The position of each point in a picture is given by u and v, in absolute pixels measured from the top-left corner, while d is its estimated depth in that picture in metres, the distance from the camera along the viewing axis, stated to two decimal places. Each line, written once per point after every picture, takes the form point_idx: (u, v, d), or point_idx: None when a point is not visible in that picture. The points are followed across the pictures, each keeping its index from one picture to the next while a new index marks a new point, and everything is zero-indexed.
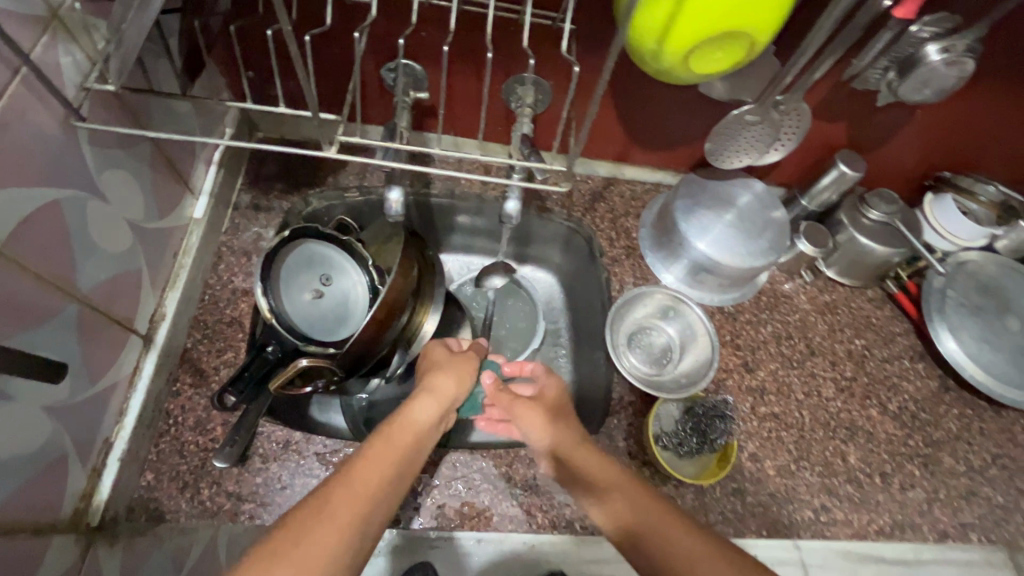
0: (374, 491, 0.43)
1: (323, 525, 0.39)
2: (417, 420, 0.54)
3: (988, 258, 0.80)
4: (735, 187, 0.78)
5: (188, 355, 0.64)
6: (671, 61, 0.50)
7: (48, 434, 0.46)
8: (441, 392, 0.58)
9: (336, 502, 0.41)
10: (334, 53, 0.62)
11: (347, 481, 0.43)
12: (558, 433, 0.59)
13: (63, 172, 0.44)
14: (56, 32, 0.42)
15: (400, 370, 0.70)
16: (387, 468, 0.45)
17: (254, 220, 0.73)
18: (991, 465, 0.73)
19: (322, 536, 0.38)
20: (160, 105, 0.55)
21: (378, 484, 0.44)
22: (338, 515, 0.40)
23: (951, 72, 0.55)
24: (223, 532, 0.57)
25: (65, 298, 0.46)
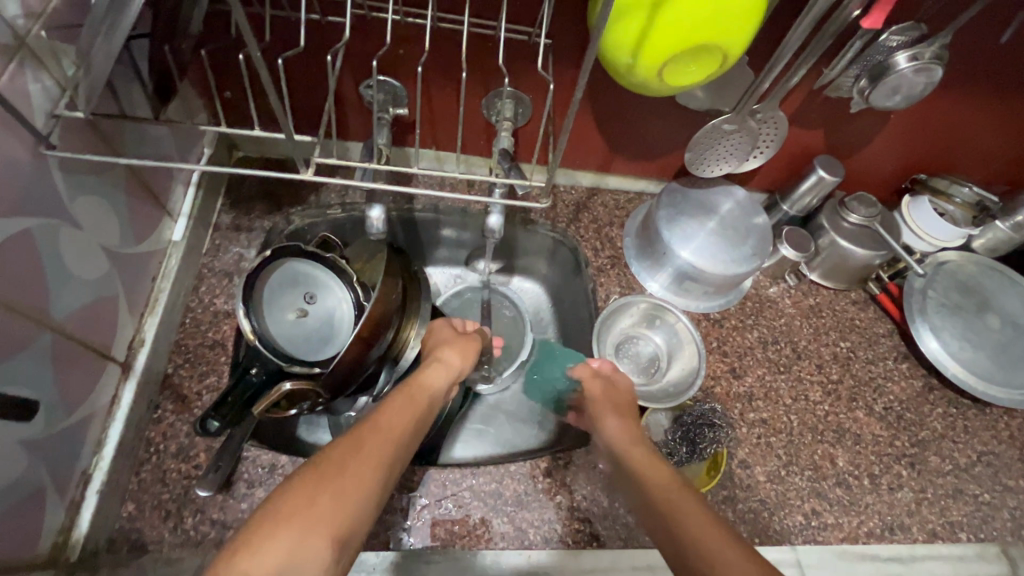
0: (402, 438, 0.45)
1: (360, 457, 0.41)
2: (431, 387, 0.56)
3: (965, 258, 0.82)
4: (717, 194, 0.79)
5: (170, 381, 0.63)
6: (645, 74, 0.50)
7: (23, 468, 0.44)
8: (448, 363, 0.60)
9: (371, 438, 0.43)
10: (312, 72, 0.61)
11: (376, 425, 0.45)
12: (598, 415, 0.60)
13: (32, 200, 0.43)
14: (24, 59, 0.41)
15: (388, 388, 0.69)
16: (409, 417, 0.48)
17: (235, 240, 0.72)
18: (977, 463, 0.73)
19: (363, 465, 0.40)
20: (136, 128, 0.54)
21: (404, 428, 0.46)
22: (372, 451, 0.41)
23: (921, 79, 0.56)
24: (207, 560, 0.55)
25: (38, 329, 0.45)
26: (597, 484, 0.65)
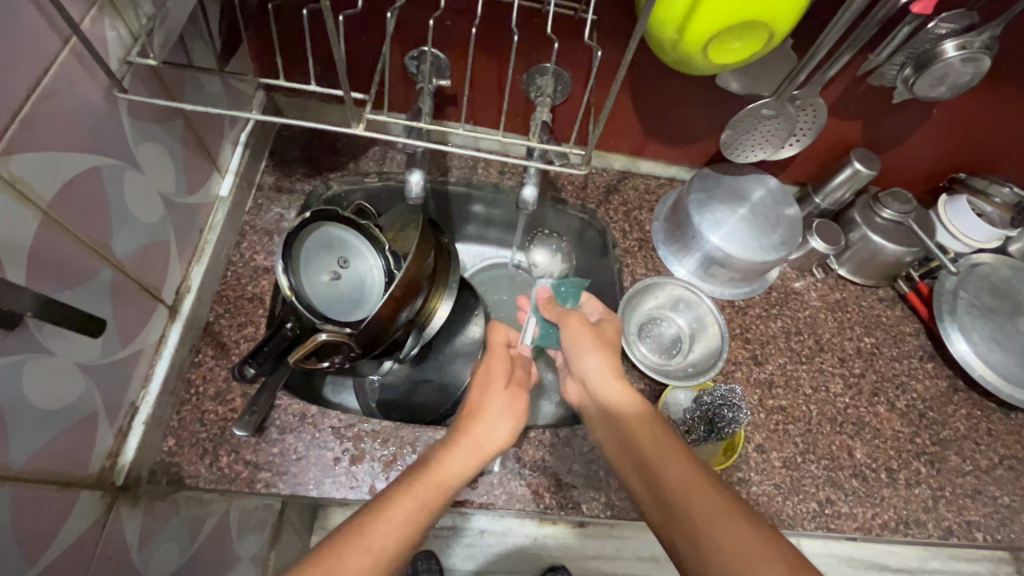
0: (401, 541, 0.43)
1: (354, 552, 0.40)
2: (451, 474, 0.49)
3: (1000, 261, 0.81)
4: (749, 182, 0.78)
5: (210, 328, 0.66)
6: (689, 50, 0.51)
7: (80, 391, 0.48)
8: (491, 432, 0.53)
9: (391, 510, 0.44)
10: (364, 35, 0.63)
11: (376, 512, 0.43)
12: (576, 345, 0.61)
13: (103, 141, 0.46)
14: (103, 7, 0.44)
15: (413, 352, 0.73)
16: (410, 501, 0.45)
17: (277, 201, 0.74)
18: (999, 466, 0.73)
19: (366, 546, 0.41)
20: (194, 82, 0.57)
21: (415, 514, 0.44)
22: (371, 541, 0.41)
23: (968, 68, 0.57)
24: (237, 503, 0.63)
25: (101, 262, 0.48)
26: None
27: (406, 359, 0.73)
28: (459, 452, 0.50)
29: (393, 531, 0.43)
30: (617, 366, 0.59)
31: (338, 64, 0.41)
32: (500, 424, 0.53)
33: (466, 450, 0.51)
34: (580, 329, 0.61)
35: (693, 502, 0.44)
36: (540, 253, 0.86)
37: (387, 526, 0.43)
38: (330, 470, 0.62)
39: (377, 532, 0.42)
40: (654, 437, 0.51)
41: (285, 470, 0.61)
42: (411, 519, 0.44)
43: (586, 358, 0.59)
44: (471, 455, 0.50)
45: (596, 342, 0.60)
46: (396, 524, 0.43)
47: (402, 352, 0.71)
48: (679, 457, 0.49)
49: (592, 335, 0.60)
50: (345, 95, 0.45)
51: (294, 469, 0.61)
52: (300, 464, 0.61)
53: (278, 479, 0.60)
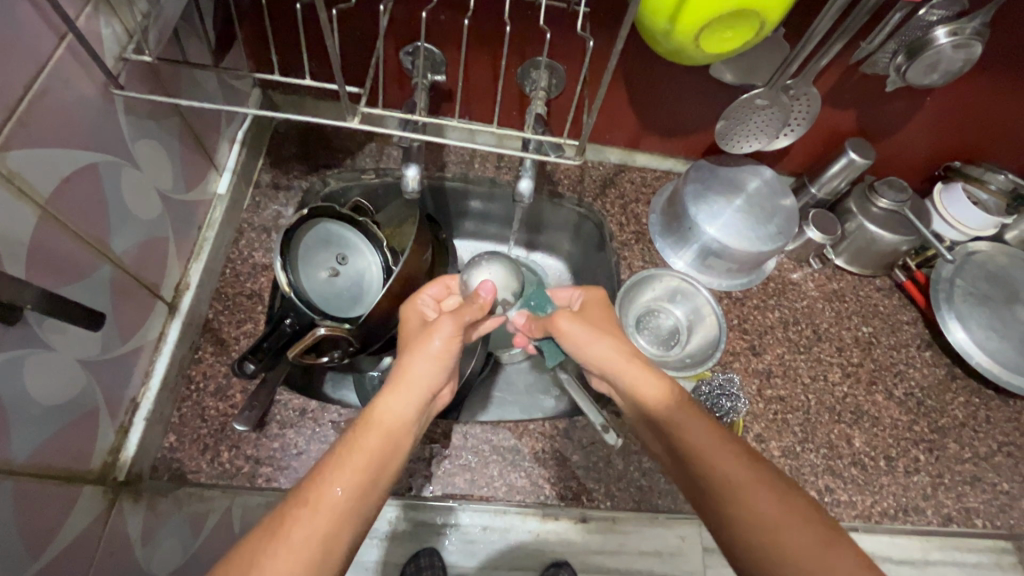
0: (351, 496, 0.42)
1: (304, 512, 0.40)
2: (391, 419, 0.49)
3: (997, 248, 0.81)
4: (745, 172, 0.79)
5: (210, 325, 0.66)
6: (682, 40, 0.51)
7: (81, 387, 0.48)
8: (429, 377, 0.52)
9: (338, 467, 0.44)
10: (358, 30, 0.64)
11: (327, 473, 0.43)
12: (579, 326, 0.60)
13: (101, 138, 0.47)
14: (98, 4, 0.44)
15: (468, 371, 0.71)
16: (357, 456, 0.45)
17: (275, 198, 0.74)
18: (997, 453, 0.73)
19: (318, 508, 0.41)
20: (190, 79, 0.57)
21: (364, 468, 0.44)
22: (323, 500, 0.41)
23: (959, 55, 0.57)
24: (238, 503, 0.59)
25: (100, 258, 0.48)
26: (613, 448, 0.67)
27: None
28: (401, 393, 0.50)
29: (342, 495, 0.42)
30: (631, 349, 0.57)
31: (331, 58, 0.41)
32: (436, 367, 0.52)
33: (409, 391, 0.50)
34: (572, 327, 0.59)
35: (749, 498, 0.44)
36: (487, 269, 0.66)
37: (336, 484, 0.42)
38: None
39: (327, 490, 0.42)
40: (697, 428, 0.50)
41: (287, 464, 0.61)
42: (361, 472, 0.44)
43: (591, 344, 0.58)
44: (412, 393, 0.50)
45: (592, 327, 0.59)
46: (343, 480, 0.43)
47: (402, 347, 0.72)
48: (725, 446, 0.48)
49: (591, 322, 0.60)
50: (339, 89, 0.45)
51: (295, 464, 0.61)
52: (301, 459, 0.62)
53: (279, 473, 0.61)
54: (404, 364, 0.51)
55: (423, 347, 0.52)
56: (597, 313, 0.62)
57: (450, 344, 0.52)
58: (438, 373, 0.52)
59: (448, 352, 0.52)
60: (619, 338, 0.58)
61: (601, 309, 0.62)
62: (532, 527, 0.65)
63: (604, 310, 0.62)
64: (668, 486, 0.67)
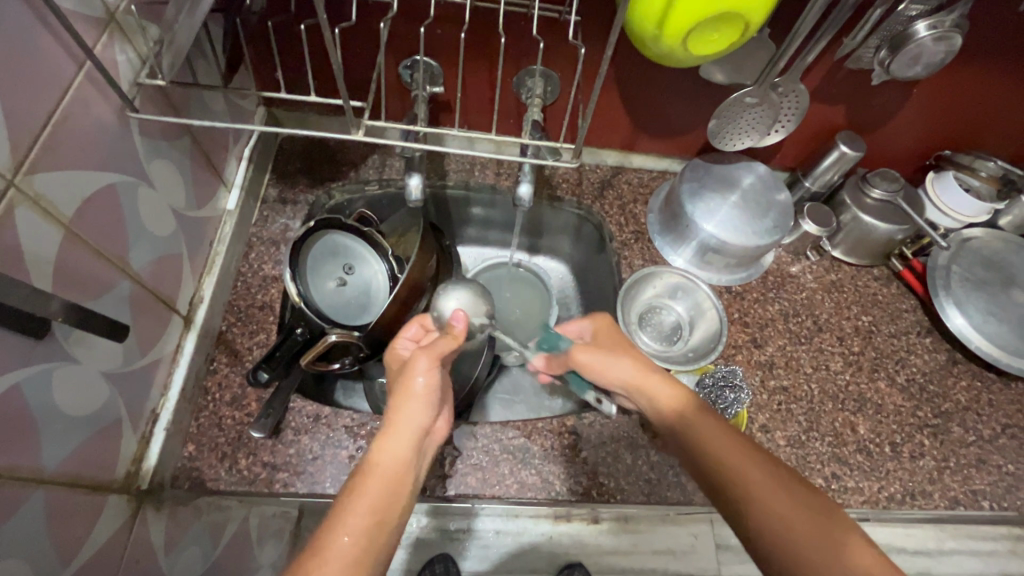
0: (360, 554, 0.40)
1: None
2: (390, 461, 0.46)
3: (992, 234, 0.82)
4: (739, 169, 0.80)
5: (223, 337, 0.68)
6: (670, 44, 0.53)
7: (104, 399, 0.50)
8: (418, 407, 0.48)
9: (340, 524, 0.41)
10: (358, 46, 0.66)
11: (329, 533, 0.40)
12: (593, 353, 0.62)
13: (118, 159, 0.49)
14: (113, 32, 0.47)
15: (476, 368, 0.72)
16: (360, 509, 0.42)
17: (282, 212, 0.77)
18: (1002, 435, 0.74)
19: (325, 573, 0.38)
20: (199, 100, 0.60)
21: (370, 518, 0.42)
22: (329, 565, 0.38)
23: (940, 47, 0.59)
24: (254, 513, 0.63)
25: (119, 274, 0.50)
26: (621, 443, 0.69)
27: None
28: (394, 434, 0.47)
29: (352, 543, 0.40)
30: (647, 364, 0.59)
31: (336, 74, 0.43)
32: (423, 402, 0.48)
33: (403, 431, 0.47)
34: (589, 357, 0.61)
35: (747, 477, 0.46)
36: (452, 296, 0.61)
37: (338, 545, 0.39)
38: (345, 468, 0.63)
39: (332, 555, 0.39)
40: (701, 420, 0.52)
41: (303, 469, 0.63)
42: (366, 524, 0.41)
43: (610, 366, 0.59)
44: (406, 436, 0.47)
45: (610, 351, 0.61)
46: (346, 539, 0.40)
47: None
48: (729, 436, 0.50)
49: (606, 348, 0.61)
50: (344, 104, 0.47)
51: (311, 468, 0.63)
52: (316, 463, 0.63)
53: (296, 478, 0.62)
54: (393, 405, 0.48)
55: (408, 387, 0.48)
56: (609, 337, 0.63)
57: (434, 379, 0.49)
58: (429, 412, 0.49)
59: (433, 390, 0.49)
60: (636, 356, 0.60)
61: (612, 334, 0.63)
62: (543, 530, 0.70)
63: (614, 334, 0.63)
64: (676, 479, 0.68)
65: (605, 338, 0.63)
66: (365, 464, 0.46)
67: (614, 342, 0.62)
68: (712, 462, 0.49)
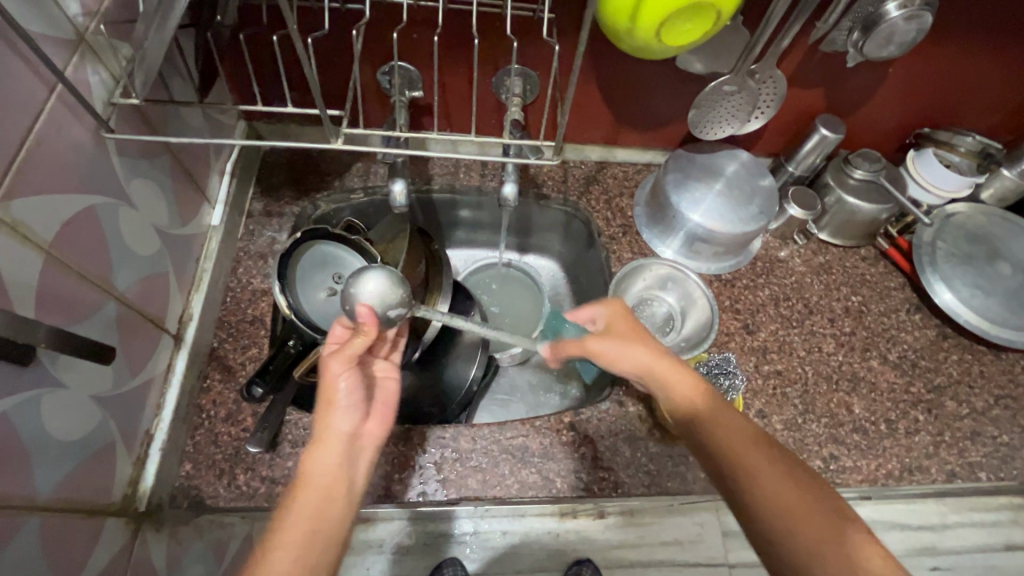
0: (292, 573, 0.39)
1: None
2: (321, 472, 0.44)
3: (975, 208, 0.83)
4: (721, 157, 0.80)
5: (215, 353, 0.67)
6: (644, 37, 0.53)
7: (96, 422, 0.49)
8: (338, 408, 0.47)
9: (275, 548, 0.40)
10: (333, 53, 0.65)
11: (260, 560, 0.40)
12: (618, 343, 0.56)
13: (96, 181, 0.48)
14: (84, 53, 0.46)
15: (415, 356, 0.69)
16: (291, 529, 0.41)
17: (268, 225, 0.76)
18: (995, 406, 0.75)
19: None
20: (176, 116, 0.59)
21: (302, 536, 0.41)
22: None
23: (912, 26, 0.59)
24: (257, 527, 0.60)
25: (104, 296, 0.50)
26: (620, 436, 0.69)
27: None
28: (321, 446, 0.45)
29: (285, 563, 0.40)
30: (663, 352, 0.55)
31: (310, 83, 0.43)
32: (346, 409, 0.47)
33: (327, 442, 0.46)
34: (604, 346, 0.56)
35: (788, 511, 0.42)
36: (368, 282, 0.56)
37: (270, 567, 0.39)
38: None
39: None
40: (760, 460, 0.45)
41: None
42: (300, 543, 0.41)
43: (625, 354, 0.55)
44: (332, 446, 0.46)
45: (624, 340, 0.56)
46: (278, 561, 0.39)
47: None
48: (790, 482, 0.44)
49: (621, 337, 0.57)
50: (321, 113, 0.47)
51: None
52: None
53: None
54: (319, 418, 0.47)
55: (328, 397, 0.47)
56: (622, 323, 0.58)
57: (350, 383, 0.48)
58: (354, 417, 0.47)
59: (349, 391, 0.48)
60: (653, 347, 0.55)
61: (625, 319, 0.58)
62: (548, 526, 0.70)
63: (630, 319, 0.58)
64: (676, 469, 0.68)
65: (625, 326, 0.58)
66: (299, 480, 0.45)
67: (632, 332, 0.57)
68: (755, 499, 0.44)
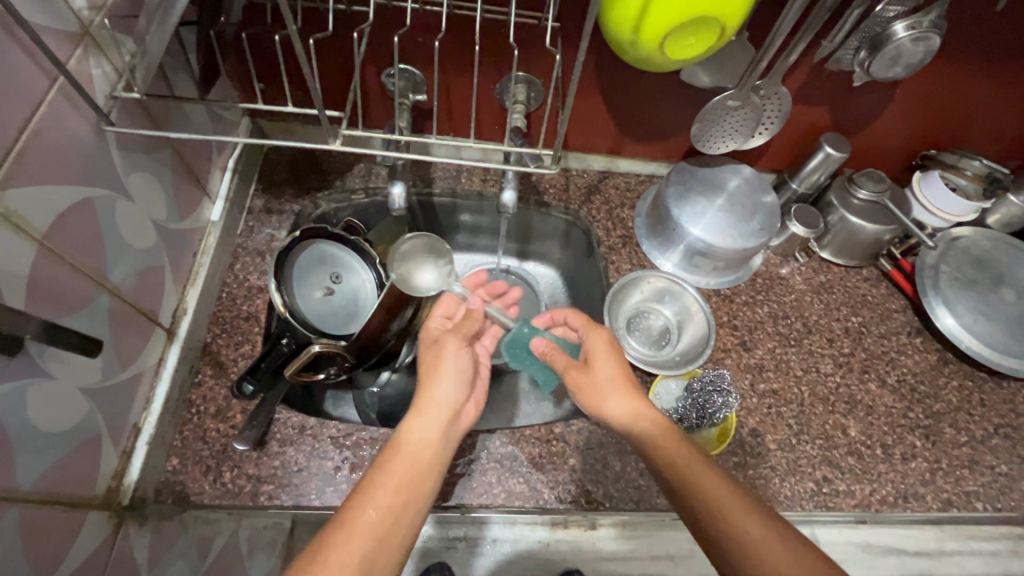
0: (389, 520, 0.44)
1: (341, 548, 0.42)
2: (422, 440, 0.50)
3: (981, 233, 0.82)
4: (724, 172, 0.80)
5: (208, 349, 0.67)
6: (648, 50, 0.53)
7: (82, 414, 0.49)
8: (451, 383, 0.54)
9: (369, 501, 0.45)
10: (337, 54, 0.66)
11: (355, 509, 0.44)
12: (588, 370, 0.58)
13: (94, 174, 0.49)
14: (88, 47, 0.47)
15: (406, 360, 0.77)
16: (387, 486, 0.46)
17: (267, 222, 0.76)
18: (994, 435, 0.73)
19: (351, 541, 0.42)
20: (179, 111, 0.59)
21: (399, 491, 0.46)
22: (355, 541, 0.42)
23: (919, 48, 0.59)
24: (244, 526, 0.60)
25: (98, 288, 0.50)
26: (610, 449, 0.68)
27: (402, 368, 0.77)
28: (425, 414, 0.52)
29: (378, 517, 0.44)
30: (635, 388, 0.56)
31: (311, 86, 0.43)
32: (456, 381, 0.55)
33: (430, 412, 0.52)
34: (583, 384, 0.58)
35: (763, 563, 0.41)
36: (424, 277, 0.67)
37: (365, 514, 0.44)
38: (331, 479, 0.63)
39: (360, 523, 0.43)
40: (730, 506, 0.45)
41: (288, 481, 0.62)
42: (394, 498, 0.45)
43: (610, 401, 0.55)
44: (437, 415, 0.52)
45: (602, 378, 0.57)
46: (374, 509, 0.44)
47: (399, 360, 0.75)
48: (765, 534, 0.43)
49: (602, 375, 0.57)
50: (319, 115, 0.47)
51: (296, 480, 0.62)
52: (302, 475, 0.62)
53: (281, 491, 0.62)
54: (427, 389, 0.54)
55: (434, 372, 0.55)
56: (602, 352, 0.59)
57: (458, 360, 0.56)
58: (458, 392, 0.54)
59: (452, 372, 0.55)
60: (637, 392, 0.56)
61: (603, 349, 0.59)
62: (542, 536, 0.68)
63: (608, 356, 0.59)
64: None
65: (600, 357, 0.59)
66: (394, 440, 0.50)
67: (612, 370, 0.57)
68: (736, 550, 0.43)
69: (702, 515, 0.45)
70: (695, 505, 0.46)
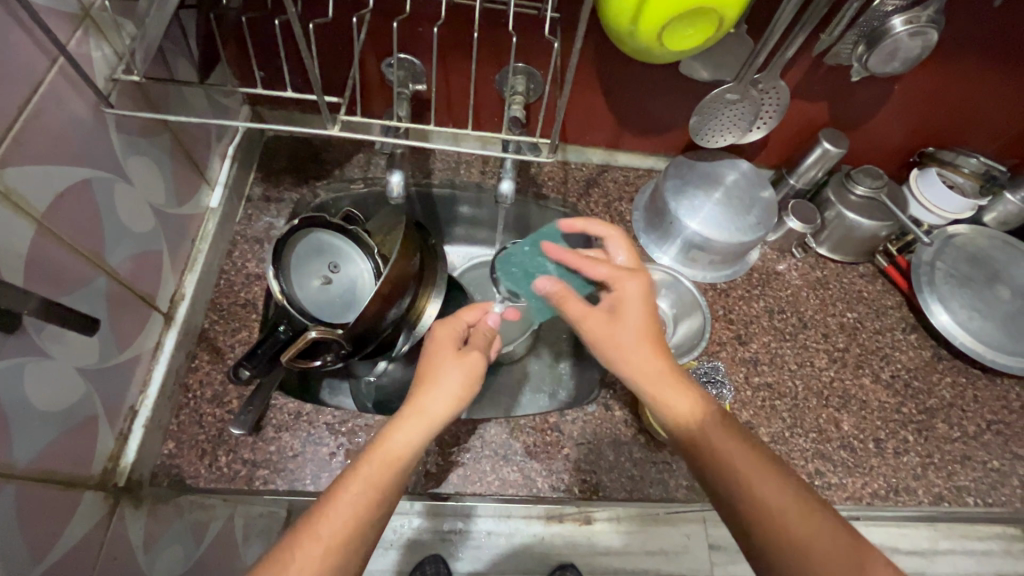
0: (352, 527, 0.42)
1: (303, 555, 0.40)
2: (402, 450, 0.46)
3: (977, 231, 0.82)
4: (723, 166, 0.80)
5: (205, 335, 0.68)
6: (646, 40, 0.53)
7: (79, 395, 0.50)
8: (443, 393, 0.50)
9: (336, 505, 0.43)
10: (337, 42, 0.66)
11: (322, 513, 0.43)
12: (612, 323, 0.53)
13: (93, 155, 0.49)
14: (88, 28, 0.47)
15: (405, 349, 0.73)
16: (357, 491, 0.44)
17: (266, 210, 0.77)
18: (986, 431, 0.74)
19: (313, 546, 0.41)
20: (179, 96, 0.60)
21: (369, 499, 0.44)
22: (316, 548, 0.41)
23: (916, 43, 0.59)
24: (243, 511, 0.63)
25: (96, 269, 0.50)
26: (604, 440, 0.69)
27: (399, 358, 0.74)
28: (412, 420, 0.48)
29: (343, 522, 0.42)
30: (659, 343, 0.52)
31: (309, 70, 0.44)
32: (448, 391, 0.50)
33: (417, 419, 0.48)
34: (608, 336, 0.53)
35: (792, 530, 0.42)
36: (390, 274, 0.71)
37: (331, 519, 0.42)
38: (326, 465, 0.63)
39: (322, 527, 0.42)
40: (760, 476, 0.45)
41: (283, 466, 0.63)
42: (361, 505, 0.43)
43: (637, 359, 0.51)
44: (424, 423, 0.48)
45: (628, 332, 0.52)
46: (340, 515, 0.42)
47: (395, 350, 0.72)
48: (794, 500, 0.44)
49: (629, 328, 0.52)
50: (318, 100, 0.48)
51: (291, 465, 0.63)
52: (297, 460, 0.63)
53: (276, 475, 0.62)
54: (420, 394, 0.49)
55: (430, 376, 0.50)
56: (630, 303, 0.54)
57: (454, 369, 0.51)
58: (449, 400, 0.49)
59: (447, 385, 0.50)
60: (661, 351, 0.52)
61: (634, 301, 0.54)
62: (535, 530, 0.76)
63: (637, 307, 0.54)
64: (659, 475, 0.67)
65: (625, 310, 0.54)
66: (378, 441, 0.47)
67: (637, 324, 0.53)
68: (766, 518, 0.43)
69: (737, 487, 0.45)
70: (723, 476, 0.46)
